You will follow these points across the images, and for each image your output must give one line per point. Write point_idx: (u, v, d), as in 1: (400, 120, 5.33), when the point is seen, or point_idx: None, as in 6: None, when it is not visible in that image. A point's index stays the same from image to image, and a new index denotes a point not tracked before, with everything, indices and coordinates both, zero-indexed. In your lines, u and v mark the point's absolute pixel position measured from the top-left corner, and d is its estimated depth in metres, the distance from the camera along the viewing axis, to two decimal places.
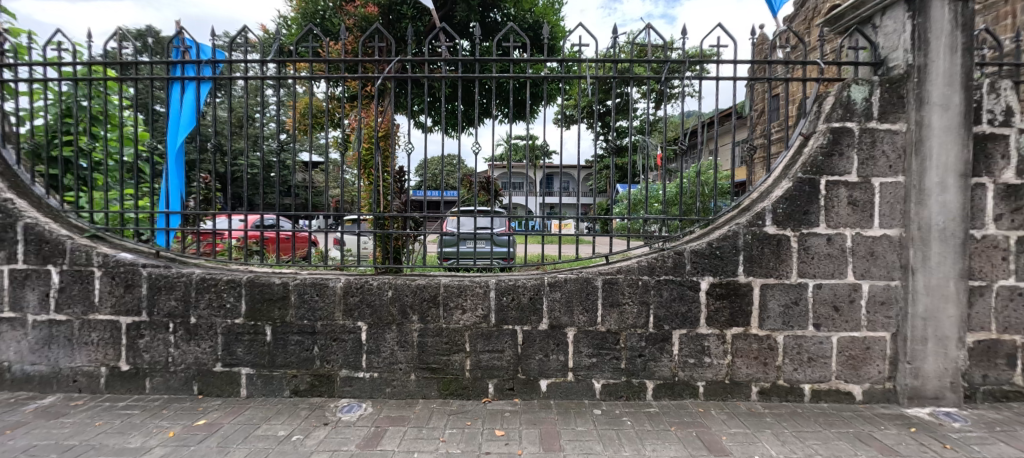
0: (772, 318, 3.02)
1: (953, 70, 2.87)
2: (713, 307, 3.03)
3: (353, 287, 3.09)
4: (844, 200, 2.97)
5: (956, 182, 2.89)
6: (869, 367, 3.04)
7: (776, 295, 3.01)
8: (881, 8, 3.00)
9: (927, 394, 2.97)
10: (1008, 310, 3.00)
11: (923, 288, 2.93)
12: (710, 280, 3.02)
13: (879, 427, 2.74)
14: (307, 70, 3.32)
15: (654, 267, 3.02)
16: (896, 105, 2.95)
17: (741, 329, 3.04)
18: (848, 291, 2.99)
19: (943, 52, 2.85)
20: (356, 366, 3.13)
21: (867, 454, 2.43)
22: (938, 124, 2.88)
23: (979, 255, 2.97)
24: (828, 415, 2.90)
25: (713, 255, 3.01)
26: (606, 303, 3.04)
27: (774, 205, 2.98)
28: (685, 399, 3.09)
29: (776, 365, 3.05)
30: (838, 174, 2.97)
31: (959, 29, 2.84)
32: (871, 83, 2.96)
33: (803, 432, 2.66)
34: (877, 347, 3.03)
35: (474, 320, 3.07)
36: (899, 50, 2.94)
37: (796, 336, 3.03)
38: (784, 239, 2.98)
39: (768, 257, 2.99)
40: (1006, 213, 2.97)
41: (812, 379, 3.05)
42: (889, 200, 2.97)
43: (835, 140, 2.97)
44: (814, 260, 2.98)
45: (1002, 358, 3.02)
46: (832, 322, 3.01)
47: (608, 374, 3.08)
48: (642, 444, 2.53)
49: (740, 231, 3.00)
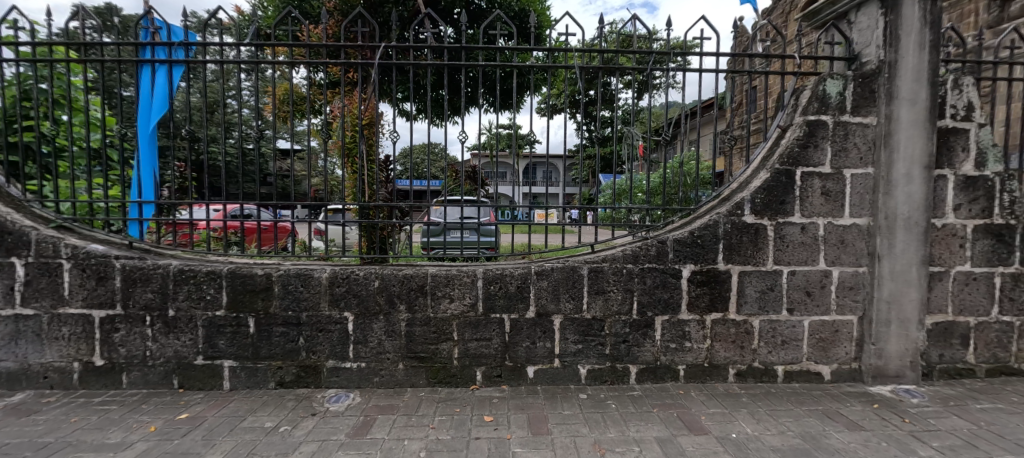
0: (749, 303, 3.15)
1: (921, 66, 3.01)
2: (693, 294, 3.13)
3: (339, 278, 3.07)
4: (818, 191, 3.10)
5: (921, 173, 3.05)
6: (838, 349, 3.22)
7: (753, 281, 3.14)
8: (856, 3, 3.12)
9: (889, 372, 3.17)
10: (963, 295, 3.21)
11: (888, 273, 3.10)
12: (691, 268, 3.12)
13: (845, 404, 2.92)
14: (287, 55, 3.17)
15: (638, 256, 3.10)
16: (868, 99, 3.09)
17: (720, 314, 3.16)
18: (820, 277, 3.15)
19: (913, 48, 2.99)
20: (343, 356, 3.11)
21: (835, 429, 2.60)
22: (906, 117, 3.02)
23: (939, 243, 3.16)
24: (800, 394, 3.07)
25: (694, 244, 3.11)
26: (591, 291, 3.10)
27: (753, 195, 3.08)
28: (666, 382, 3.20)
29: (752, 348, 3.20)
30: (813, 166, 3.09)
31: (927, 27, 2.98)
32: (846, 77, 3.08)
33: (777, 411, 2.82)
34: (845, 330, 3.20)
35: (462, 309, 3.10)
36: (872, 47, 3.06)
37: (771, 320, 3.17)
38: (762, 228, 3.10)
39: (746, 245, 3.11)
40: (965, 203, 3.15)
41: (785, 361, 3.21)
42: (860, 191, 3.12)
43: (811, 133, 3.07)
44: (789, 248, 3.12)
45: (957, 338, 3.24)
46: (804, 307, 3.17)
47: (594, 359, 3.16)
48: (626, 426, 2.62)
49: (720, 221, 3.10)
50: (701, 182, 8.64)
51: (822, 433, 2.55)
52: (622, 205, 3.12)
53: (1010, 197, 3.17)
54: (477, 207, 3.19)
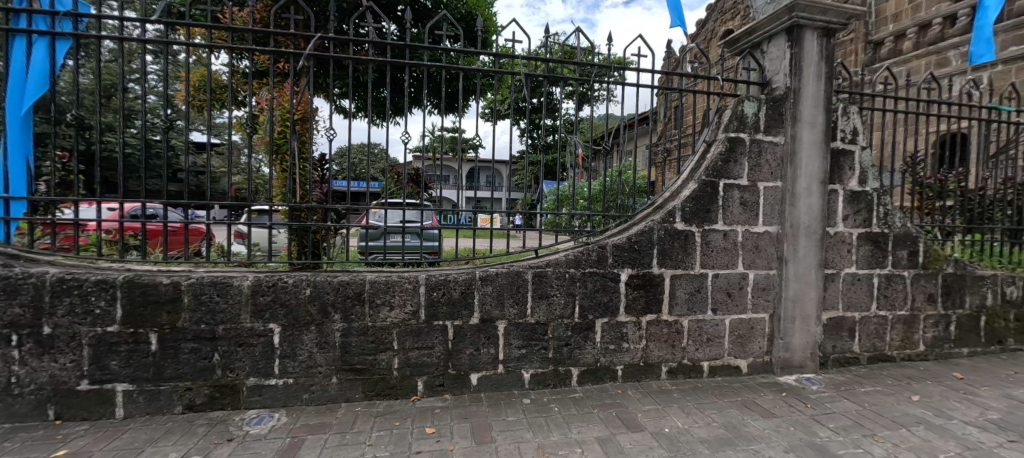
0: (679, 304, 3.38)
1: (817, 94, 3.48)
2: (631, 296, 3.29)
3: (264, 286, 2.78)
4: (737, 201, 3.42)
5: (818, 187, 3.52)
6: (753, 344, 3.55)
7: (683, 284, 3.37)
8: (767, 35, 3.54)
9: (794, 363, 3.57)
10: (851, 293, 3.71)
11: (793, 275, 3.50)
12: (628, 272, 3.27)
13: (759, 394, 3.22)
14: (204, 37, 2.80)
15: (580, 261, 3.19)
16: (778, 121, 3.48)
17: (654, 316, 3.34)
18: (738, 279, 3.47)
19: (812, 78, 3.45)
20: (266, 373, 2.82)
21: (752, 417, 2.86)
22: (806, 138, 3.47)
23: (832, 248, 3.63)
24: (722, 387, 3.34)
25: (631, 249, 3.26)
26: (536, 295, 3.12)
27: (682, 204, 3.32)
28: (606, 382, 3.31)
29: (682, 347, 3.42)
30: (733, 178, 3.40)
31: (823, 61, 3.47)
32: (760, 100, 3.44)
33: (703, 404, 3.03)
34: (759, 327, 3.55)
35: (403, 317, 2.96)
36: (780, 74, 3.47)
37: (698, 319, 3.42)
38: (690, 235, 3.34)
39: (677, 250, 3.33)
40: (851, 214, 3.66)
41: (710, 357, 3.48)
42: (770, 202, 3.49)
43: (731, 148, 3.39)
44: (713, 253, 3.40)
45: (845, 331, 3.73)
46: (726, 306, 3.46)
47: (537, 363, 3.17)
48: (569, 428, 2.66)
49: (655, 227, 3.29)
50: (637, 191, 9.21)
51: (742, 422, 2.79)
52: (565, 211, 3.18)
53: (884, 210, 3.73)
54: (420, 209, 3.10)
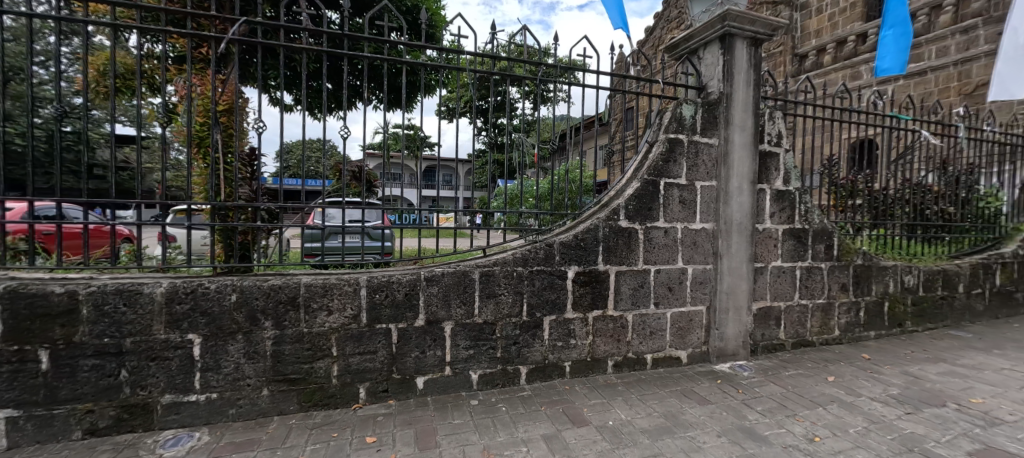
0: (624, 299, 3.47)
1: (747, 99, 3.71)
2: (577, 293, 3.33)
3: (182, 293, 2.52)
4: (676, 200, 3.56)
5: (748, 187, 3.75)
6: (692, 335, 3.72)
7: (627, 279, 3.46)
8: (703, 42, 3.73)
9: (728, 352, 3.79)
10: (777, 285, 3.99)
11: (727, 269, 3.71)
12: (575, 269, 3.31)
13: (697, 382, 3.39)
14: (107, 15, 2.49)
15: (527, 259, 3.18)
16: (713, 123, 3.66)
17: (600, 311, 3.41)
18: (678, 274, 3.62)
19: (742, 84, 3.67)
20: (185, 389, 2.57)
21: (689, 405, 2.99)
22: (738, 140, 3.68)
23: (761, 243, 3.89)
24: (664, 377, 3.47)
25: (578, 246, 3.31)
26: (483, 295, 3.08)
27: (626, 202, 3.41)
28: (554, 379, 3.34)
29: (626, 341, 3.52)
30: (673, 177, 3.54)
31: (752, 68, 3.70)
32: (696, 103, 3.60)
33: (646, 395, 3.13)
34: (697, 319, 3.72)
35: (342, 321, 2.80)
36: (715, 80, 3.66)
37: (641, 314, 3.53)
38: (634, 232, 3.44)
39: (621, 247, 3.42)
40: (778, 211, 3.94)
41: (652, 349, 3.61)
42: (707, 200, 3.67)
43: (671, 148, 3.53)
44: (655, 249, 3.52)
45: (773, 320, 4.01)
46: (667, 300, 3.60)
47: (485, 364, 3.13)
48: (516, 427, 2.65)
49: (600, 225, 3.35)
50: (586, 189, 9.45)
51: (680, 411, 2.91)
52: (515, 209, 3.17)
53: (805, 207, 4.05)
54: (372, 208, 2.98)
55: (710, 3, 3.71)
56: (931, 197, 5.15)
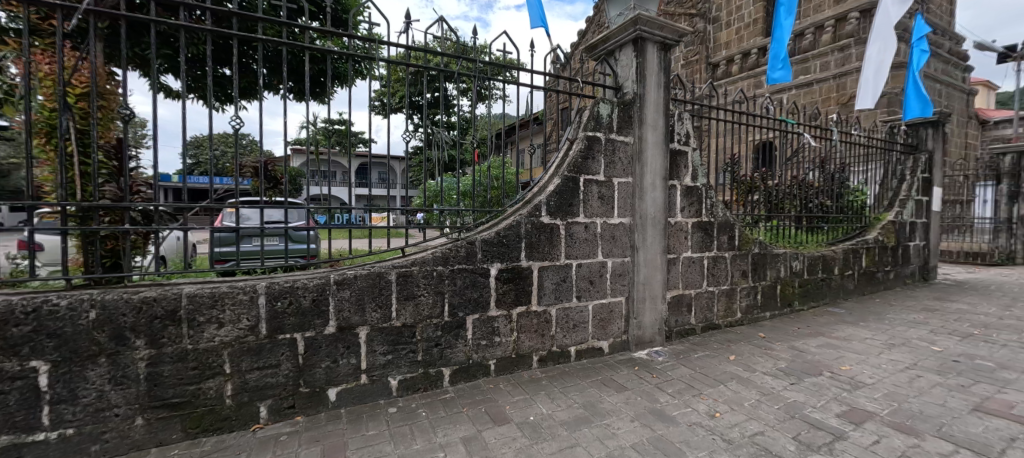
0: (547, 294, 3.51)
1: (658, 100, 3.92)
2: (501, 290, 3.31)
3: (21, 313, 2.13)
4: (595, 196, 3.67)
5: (660, 183, 3.97)
6: (612, 325, 3.87)
7: (550, 274, 3.51)
8: (618, 44, 3.88)
9: (645, 339, 4.00)
10: (687, 274, 4.29)
11: (642, 261, 3.91)
12: (498, 266, 3.29)
13: (616, 370, 3.53)
14: None
15: (448, 258, 3.10)
16: (628, 122, 3.82)
17: (524, 307, 3.42)
18: (598, 267, 3.74)
19: (654, 86, 3.87)
20: (31, 426, 2.17)
21: (608, 393, 3.11)
22: (650, 139, 3.88)
23: (673, 236, 4.15)
24: (586, 368, 3.58)
25: (500, 243, 3.28)
26: (401, 297, 2.94)
27: (548, 199, 3.44)
28: (479, 378, 3.29)
29: (550, 335, 3.57)
30: (592, 174, 3.64)
31: (662, 72, 3.92)
32: (613, 103, 3.73)
33: (568, 387, 3.20)
34: (617, 309, 3.88)
35: (237, 334, 2.53)
36: (630, 81, 3.82)
37: (564, 307, 3.60)
38: (555, 227, 3.49)
39: (544, 243, 3.46)
40: (687, 206, 4.22)
41: (576, 342, 3.70)
42: (623, 196, 3.82)
43: (589, 146, 3.62)
44: (576, 244, 3.61)
45: (685, 307, 4.31)
46: (589, 293, 3.71)
47: (405, 369, 3.00)
48: (435, 432, 2.57)
49: (522, 221, 3.35)
50: None
51: (599, 400, 3.01)
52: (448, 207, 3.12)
53: (710, 202, 4.39)
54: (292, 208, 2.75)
55: (624, 7, 3.86)
56: (812, 192, 5.84)
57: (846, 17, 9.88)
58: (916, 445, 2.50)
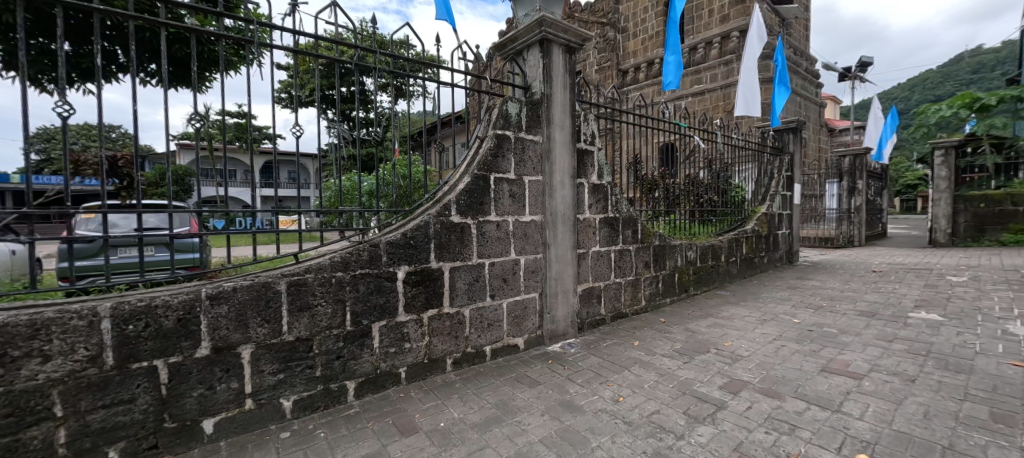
0: (460, 295, 3.42)
1: (565, 102, 4.03)
2: (409, 294, 3.15)
3: None
4: (506, 194, 3.66)
5: (569, 181, 4.10)
6: (527, 322, 3.90)
7: (462, 275, 3.43)
8: (526, 44, 3.91)
9: (558, 332, 4.10)
10: (597, 267, 4.47)
11: (554, 257, 4.00)
12: (405, 269, 3.12)
13: (530, 366, 3.56)
14: None
15: (349, 262, 2.87)
16: (537, 122, 3.86)
17: (435, 310, 3.30)
18: (511, 265, 3.74)
19: (560, 88, 3.98)
20: None
21: (521, 390, 3.11)
22: (558, 139, 3.98)
23: (582, 231, 4.31)
24: (501, 367, 3.55)
25: (407, 245, 3.12)
26: (293, 309, 2.66)
27: (457, 197, 3.35)
28: (388, 388, 3.10)
29: (464, 336, 3.48)
30: (502, 172, 3.62)
31: (568, 74, 4.05)
32: (521, 102, 3.75)
33: (481, 388, 3.15)
34: (531, 305, 3.91)
35: (73, 368, 2.11)
36: (538, 81, 3.87)
37: (478, 307, 3.55)
38: (466, 227, 3.42)
39: (454, 243, 3.36)
40: (594, 202, 4.40)
41: (491, 341, 3.66)
42: (534, 194, 3.86)
43: (499, 144, 3.60)
44: (488, 243, 3.57)
45: (595, 298, 4.49)
46: (502, 291, 3.69)
47: (300, 387, 2.72)
48: (333, 454, 2.36)
49: (431, 221, 3.22)
50: None
51: (512, 398, 3.01)
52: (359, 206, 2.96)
53: (615, 199, 4.62)
54: (175, 211, 2.41)
55: (530, 8, 3.90)
56: (703, 188, 6.47)
57: (729, 34, 11.57)
58: (779, 406, 2.85)
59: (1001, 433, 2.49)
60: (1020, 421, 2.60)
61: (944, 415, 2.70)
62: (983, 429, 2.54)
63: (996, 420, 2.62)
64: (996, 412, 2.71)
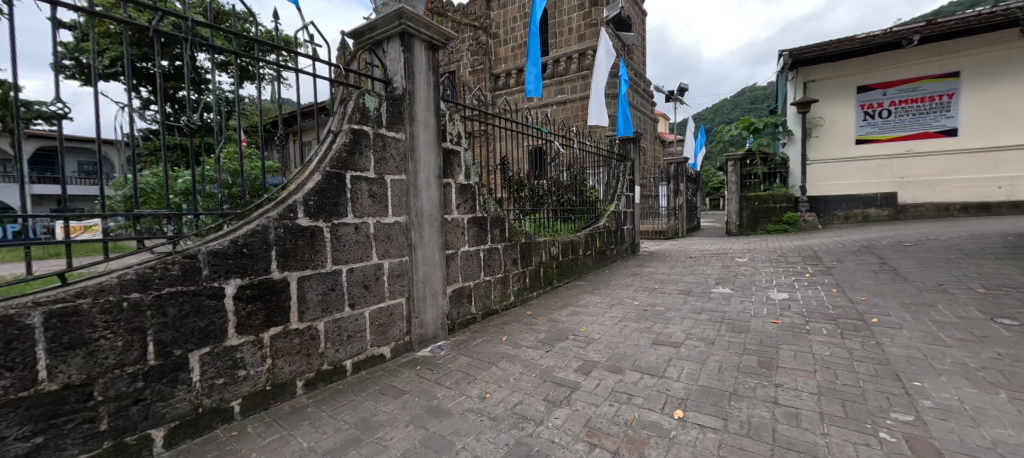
0: (311, 309, 3.01)
1: (428, 100, 3.87)
2: (244, 312, 2.66)
3: None
4: (366, 194, 3.35)
5: (435, 181, 3.95)
6: (393, 329, 3.63)
7: (314, 285, 3.02)
8: (386, 35, 3.63)
9: (427, 336, 3.92)
10: (466, 267, 4.41)
11: (420, 259, 3.81)
12: (237, 282, 2.62)
13: (397, 375, 3.32)
14: None
15: (150, 280, 2.29)
16: (398, 118, 3.62)
17: (279, 328, 2.84)
18: (374, 270, 3.44)
19: (423, 85, 3.81)
20: None
21: (385, 403, 2.88)
22: (422, 137, 3.80)
23: (450, 232, 4.20)
24: (364, 381, 3.24)
25: (239, 254, 2.62)
26: (57, 348, 2.04)
27: (306, 198, 2.95)
28: (216, 428, 2.56)
29: (319, 353, 3.08)
30: (360, 171, 3.30)
31: (431, 71, 3.90)
32: (380, 96, 3.47)
33: (338, 408, 2.82)
34: (397, 311, 3.66)
35: None
36: (399, 76, 3.64)
37: (335, 319, 3.17)
38: (317, 230, 3.02)
39: (303, 249, 2.95)
40: (462, 203, 4.33)
41: (351, 354, 3.31)
42: (398, 194, 3.61)
43: (355, 140, 3.27)
44: (345, 247, 3.22)
45: (465, 298, 4.43)
46: (363, 299, 3.37)
47: (75, 447, 2.09)
48: None
49: (271, 226, 2.76)
50: None
51: (373, 413, 2.75)
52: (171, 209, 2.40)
53: (483, 198, 4.62)
54: None
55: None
56: (564, 189, 6.93)
57: (585, 52, 12.70)
58: (620, 379, 3.16)
59: (763, 375, 3.16)
60: (774, 364, 3.34)
61: (730, 367, 3.31)
62: (752, 374, 3.19)
63: (761, 365, 3.32)
64: (760, 359, 3.42)
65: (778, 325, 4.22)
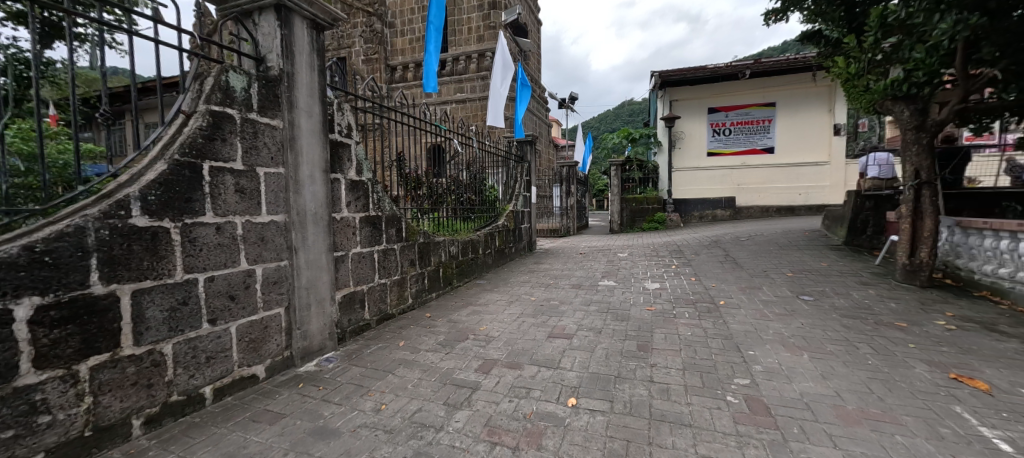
0: (153, 329, 2.43)
1: (311, 84, 3.42)
2: (45, 340, 2.03)
3: None
4: (230, 188, 2.83)
5: (320, 176, 3.51)
6: (268, 344, 3.13)
7: (157, 300, 2.44)
8: (257, 6, 3.10)
9: (312, 349, 3.47)
10: (358, 270, 4.02)
11: (303, 263, 3.34)
12: (35, 302, 1.99)
13: (273, 397, 2.86)
14: None
15: None
16: (273, 103, 3.12)
17: (105, 356, 2.23)
18: (242, 277, 2.92)
19: (304, 68, 3.35)
20: None
21: (256, 432, 2.44)
22: (303, 126, 3.34)
23: (339, 232, 3.78)
24: (230, 408, 2.73)
25: (37, 265, 1.99)
26: None
27: (143, 191, 2.37)
28: None
29: (166, 382, 2.51)
30: (221, 161, 2.77)
31: (314, 53, 3.45)
32: (249, 75, 2.95)
33: (192, 447, 2.32)
34: (273, 324, 3.16)
35: None
36: (274, 54, 3.14)
37: (189, 339, 2.61)
38: (161, 232, 2.45)
39: (140, 256, 2.37)
40: (352, 200, 3.93)
41: (213, 378, 2.76)
42: (273, 189, 3.12)
43: (215, 125, 2.73)
44: (202, 252, 2.67)
45: (357, 304, 4.03)
46: (228, 313, 2.84)
47: None
48: None
49: (88, 227, 2.16)
50: None
51: (239, 447, 2.31)
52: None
53: (376, 196, 4.26)
54: None
55: None
56: (463, 188, 6.78)
57: (485, 53, 12.70)
58: (519, 375, 3.12)
59: (641, 357, 3.38)
60: (650, 347, 3.59)
61: (615, 352, 3.49)
62: (632, 357, 3.40)
63: (638, 348, 3.55)
64: (639, 344, 3.66)
65: (652, 312, 4.59)
